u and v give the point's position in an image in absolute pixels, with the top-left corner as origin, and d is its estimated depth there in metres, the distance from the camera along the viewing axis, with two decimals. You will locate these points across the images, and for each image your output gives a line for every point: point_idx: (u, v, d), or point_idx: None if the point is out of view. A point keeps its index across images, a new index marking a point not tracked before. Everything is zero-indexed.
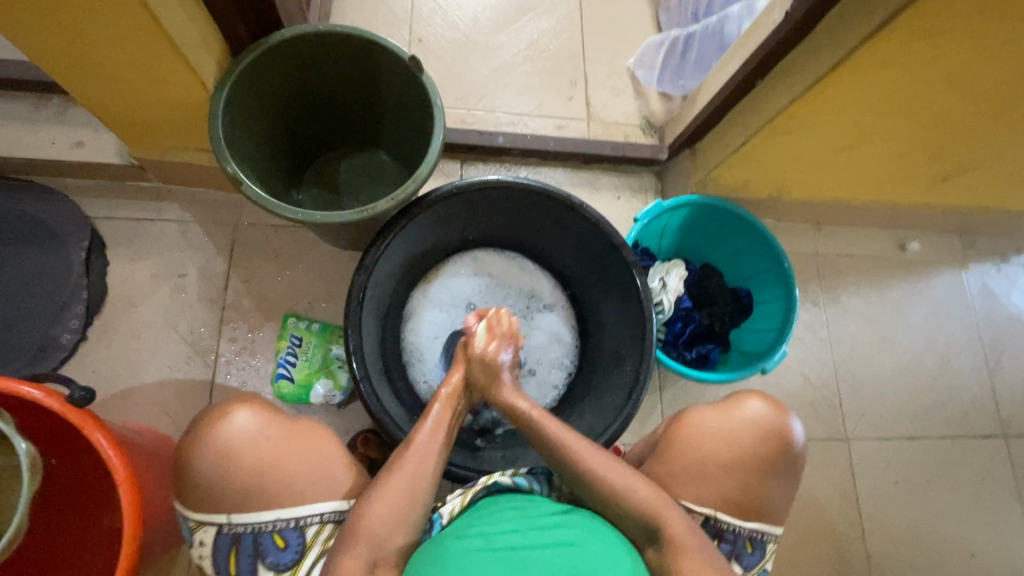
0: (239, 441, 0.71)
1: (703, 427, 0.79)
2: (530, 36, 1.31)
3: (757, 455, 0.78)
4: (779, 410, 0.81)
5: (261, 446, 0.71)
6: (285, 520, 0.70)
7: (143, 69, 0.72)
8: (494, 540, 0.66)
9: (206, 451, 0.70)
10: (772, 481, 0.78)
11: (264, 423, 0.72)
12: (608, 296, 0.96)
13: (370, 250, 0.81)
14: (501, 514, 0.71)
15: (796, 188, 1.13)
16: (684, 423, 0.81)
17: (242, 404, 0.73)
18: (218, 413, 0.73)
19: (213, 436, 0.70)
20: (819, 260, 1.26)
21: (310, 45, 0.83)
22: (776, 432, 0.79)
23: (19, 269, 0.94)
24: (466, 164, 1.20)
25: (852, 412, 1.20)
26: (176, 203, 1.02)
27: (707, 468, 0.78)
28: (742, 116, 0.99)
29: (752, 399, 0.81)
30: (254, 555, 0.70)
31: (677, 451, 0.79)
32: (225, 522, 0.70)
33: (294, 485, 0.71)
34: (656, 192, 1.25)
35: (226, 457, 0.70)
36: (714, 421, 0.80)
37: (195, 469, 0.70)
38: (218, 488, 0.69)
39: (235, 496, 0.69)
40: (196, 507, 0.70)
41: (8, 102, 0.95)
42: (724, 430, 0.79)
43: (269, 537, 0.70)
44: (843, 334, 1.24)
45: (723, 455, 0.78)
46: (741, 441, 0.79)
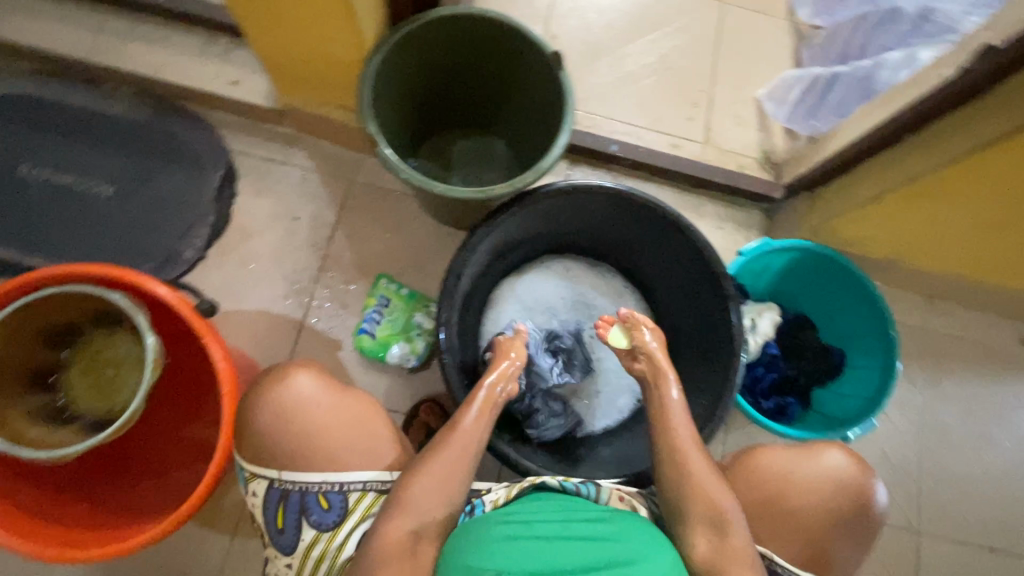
0: (297, 402, 0.75)
1: (774, 466, 0.77)
2: (663, 51, 1.30)
3: (830, 507, 0.75)
4: (862, 467, 0.77)
5: (315, 411, 0.76)
6: (329, 483, 0.74)
7: (316, 27, 0.79)
8: (536, 528, 0.67)
9: (265, 407, 0.75)
10: (840, 536, 0.76)
11: (320, 389, 0.77)
12: (695, 324, 0.94)
13: (478, 229, 0.84)
14: (544, 504, 0.71)
15: (920, 255, 1.05)
16: (754, 457, 0.79)
17: (299, 368, 0.78)
18: (279, 374, 0.77)
19: (273, 394, 0.76)
20: (926, 336, 1.17)
21: (462, 27, 0.86)
22: (855, 489, 0.76)
23: (161, 184, 1.04)
24: (573, 165, 1.21)
25: (930, 506, 1.10)
26: (304, 151, 1.10)
27: (773, 508, 0.76)
28: (877, 171, 0.94)
29: (834, 451, 0.78)
30: (300, 512, 0.73)
31: (746, 485, 0.77)
32: (277, 478, 0.75)
33: (340, 453, 0.75)
34: (760, 230, 1.21)
35: (283, 416, 0.75)
36: (787, 462, 0.78)
37: (257, 421, 0.75)
38: (271, 445, 0.75)
39: (287, 454, 0.74)
40: (251, 459, 0.75)
41: (186, 34, 1.05)
42: (798, 475, 0.77)
43: (314, 497, 0.73)
44: (937, 420, 1.14)
45: (792, 498, 0.76)
46: (813, 489, 0.76)
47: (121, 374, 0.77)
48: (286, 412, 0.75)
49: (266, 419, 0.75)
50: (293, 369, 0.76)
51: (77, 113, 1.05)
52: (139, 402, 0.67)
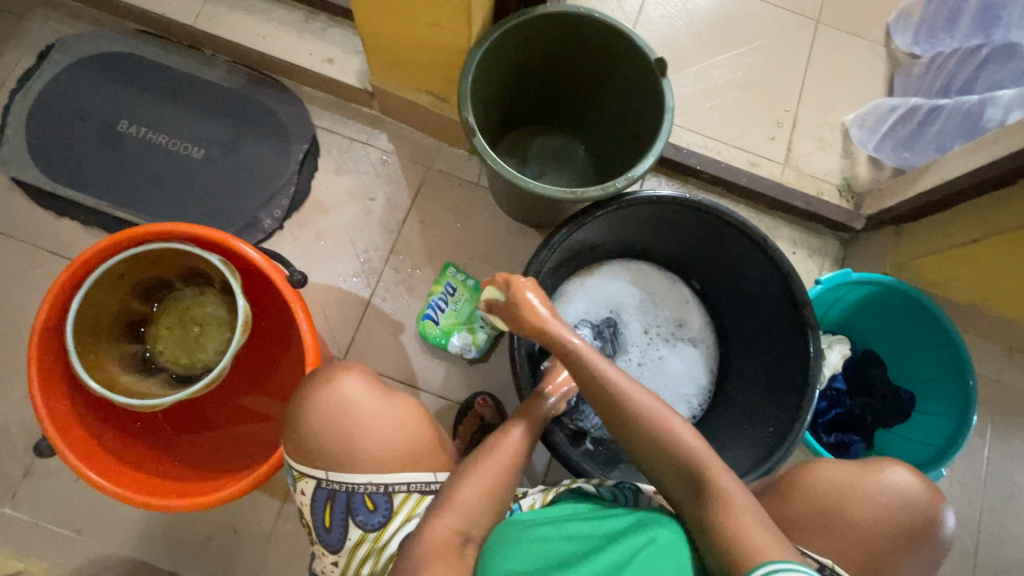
0: (347, 405, 0.74)
1: (833, 478, 0.72)
2: (750, 66, 1.27)
3: (889, 525, 0.69)
4: (928, 487, 0.71)
5: (363, 416, 0.74)
6: (374, 484, 0.73)
7: (427, 14, 0.79)
8: (568, 528, 0.66)
9: (314, 408, 0.74)
10: (903, 555, 0.69)
11: (369, 392, 0.76)
12: (765, 349, 0.92)
13: (560, 230, 0.84)
14: (576, 508, 0.71)
15: (1009, 304, 1.00)
16: (810, 469, 0.73)
17: (349, 370, 0.77)
18: (328, 374, 0.76)
19: (325, 394, 0.75)
20: (1000, 389, 1.12)
21: (565, 26, 0.86)
22: (922, 509, 0.69)
23: (249, 153, 1.07)
24: (648, 174, 1.19)
25: (986, 565, 1.05)
26: (386, 134, 1.11)
27: (831, 522, 0.70)
28: (983, 211, 0.90)
29: (897, 468, 0.72)
30: (346, 511, 0.73)
31: (801, 497, 0.72)
32: (323, 477, 0.74)
33: (387, 460, 0.73)
34: (835, 259, 1.17)
35: (332, 418, 0.74)
36: (846, 475, 0.71)
37: (305, 420, 0.74)
38: (318, 446, 0.73)
39: (334, 456, 0.73)
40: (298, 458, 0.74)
41: (287, 9, 1.08)
42: (859, 488, 0.70)
43: (360, 498, 0.72)
44: (1003, 478, 1.09)
45: (851, 512, 0.69)
46: (877, 507, 0.69)
47: (205, 333, 0.80)
48: (335, 413, 0.74)
49: (315, 420, 0.73)
50: (344, 373, 0.75)
51: (176, 76, 1.09)
52: (229, 362, 0.70)
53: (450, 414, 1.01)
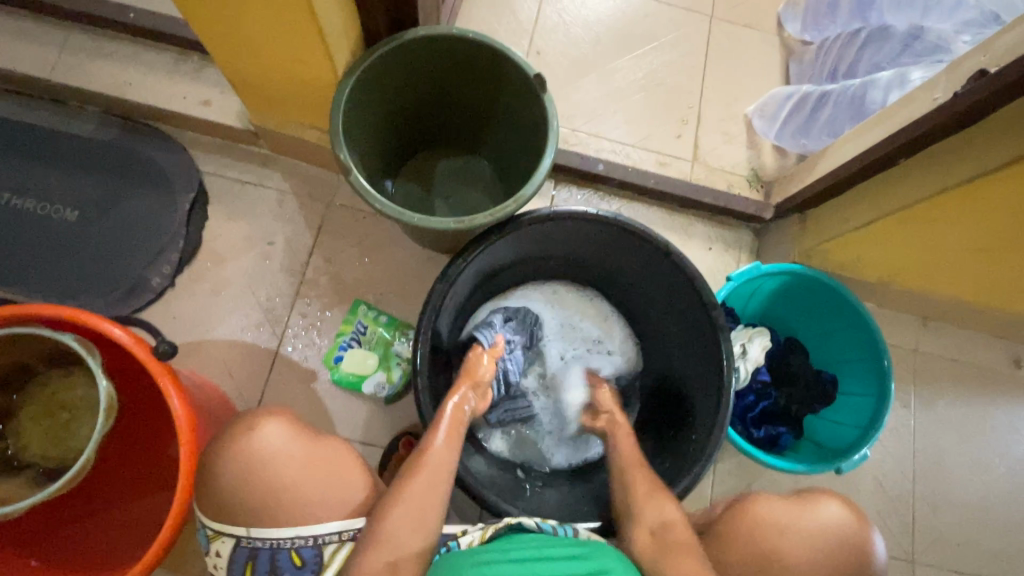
0: (264, 455, 0.69)
1: (770, 517, 0.74)
2: (650, 67, 1.27)
3: (824, 562, 0.71)
4: (861, 519, 0.73)
5: (284, 464, 0.70)
6: (302, 538, 0.68)
7: (285, 49, 0.75)
8: (514, 552, 0.63)
9: (229, 459, 0.69)
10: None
11: (289, 438, 0.71)
12: (685, 354, 0.91)
13: (457, 260, 0.80)
14: (530, 538, 0.68)
15: (913, 279, 1.03)
16: (746, 509, 0.76)
17: (269, 416, 0.72)
18: (246, 422, 0.71)
19: (240, 445, 0.70)
20: (919, 358, 1.15)
21: (440, 48, 0.83)
22: (856, 544, 0.71)
23: (129, 209, 0.99)
24: (560, 185, 1.17)
25: (925, 532, 1.08)
26: (279, 172, 1.06)
27: (768, 567, 0.72)
28: (871, 194, 0.92)
29: (829, 501, 0.74)
30: (271, 571, 0.68)
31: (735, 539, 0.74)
32: (244, 535, 0.68)
33: (311, 506, 0.69)
34: (750, 251, 1.18)
35: (249, 470, 0.69)
36: (784, 515, 0.73)
37: (221, 471, 0.69)
38: (238, 500, 0.69)
39: (254, 509, 0.68)
40: (216, 514, 0.70)
41: (155, 52, 1.01)
42: (795, 529, 0.72)
43: (286, 554, 0.67)
44: (931, 445, 1.12)
45: (787, 556, 0.71)
46: (812, 546, 0.71)
47: (74, 417, 0.73)
48: (249, 465, 0.69)
49: (232, 472, 0.69)
50: (263, 419, 0.70)
51: (39, 134, 1.00)
52: (91, 454, 0.64)
53: (375, 459, 0.97)
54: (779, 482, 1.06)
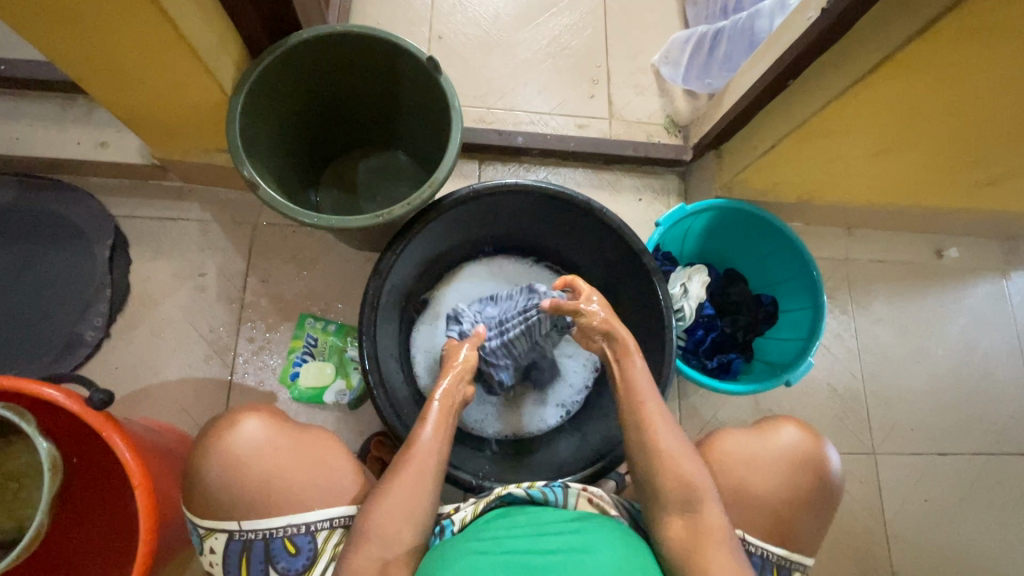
0: (249, 449, 0.69)
1: (735, 451, 0.77)
2: (553, 32, 1.26)
3: (788, 481, 0.76)
4: (816, 439, 0.79)
5: (271, 456, 0.69)
6: (295, 526, 0.67)
7: (163, 73, 0.73)
8: (505, 542, 0.63)
9: (217, 456, 0.68)
10: (803, 514, 0.75)
11: (273, 431, 0.71)
12: (627, 304, 0.94)
13: (386, 254, 0.80)
14: (517, 519, 0.68)
15: (828, 192, 1.08)
16: (714, 447, 0.78)
17: (250, 413, 0.72)
18: (226, 422, 0.71)
19: (223, 444, 0.69)
20: (849, 266, 1.22)
21: (328, 46, 0.82)
22: (813, 462, 0.77)
23: (46, 266, 0.96)
24: (484, 164, 1.18)
25: (881, 424, 1.15)
26: (197, 203, 1.03)
27: (738, 498, 0.75)
28: (772, 118, 0.95)
29: (787, 427, 0.79)
30: (266, 561, 0.67)
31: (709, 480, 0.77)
32: (236, 528, 0.67)
33: (301, 492, 0.69)
34: (679, 194, 1.22)
35: (238, 466, 0.68)
36: (747, 446, 0.78)
37: (207, 473, 0.68)
38: (227, 497, 0.68)
39: (244, 504, 0.67)
40: (206, 514, 0.68)
41: (36, 102, 0.97)
42: (758, 455, 0.77)
43: (280, 542, 0.67)
44: (874, 344, 1.19)
45: (754, 484, 0.75)
46: (775, 469, 0.76)
47: (25, 486, 0.71)
48: (234, 460, 0.68)
49: (218, 470, 0.68)
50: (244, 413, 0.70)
51: None
52: (44, 514, 0.63)
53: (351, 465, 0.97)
54: (742, 405, 1.11)
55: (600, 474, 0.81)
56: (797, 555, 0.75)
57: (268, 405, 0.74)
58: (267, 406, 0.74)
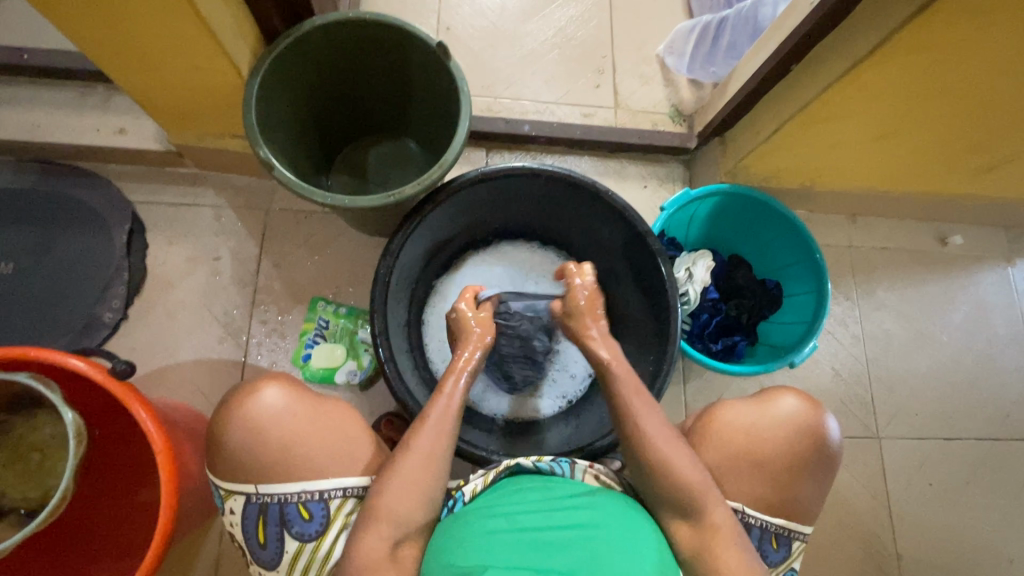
0: (268, 415, 0.71)
1: (736, 422, 0.79)
2: (559, 23, 1.28)
3: (788, 451, 0.77)
4: (815, 408, 0.80)
5: (289, 422, 0.71)
6: (309, 492, 0.69)
7: (182, 56, 0.75)
8: (517, 521, 0.64)
9: (234, 428, 0.70)
10: (802, 481, 0.77)
11: (292, 398, 0.73)
12: (632, 286, 0.95)
13: (397, 234, 0.82)
14: (526, 494, 0.68)
15: (831, 178, 1.09)
16: (716, 417, 0.80)
17: (270, 381, 0.74)
18: (247, 389, 0.73)
19: (244, 409, 0.71)
20: (853, 253, 1.23)
21: (340, 32, 0.84)
22: (812, 429, 0.78)
23: (66, 250, 0.99)
24: (491, 153, 1.20)
25: (885, 409, 1.16)
26: (211, 189, 1.06)
27: (739, 468, 0.77)
28: (775, 103, 0.97)
29: (786, 396, 0.80)
30: (280, 524, 0.69)
31: (710, 449, 0.78)
32: (254, 491, 0.70)
33: (318, 459, 0.70)
34: (684, 182, 1.23)
35: (256, 432, 0.70)
36: (747, 417, 0.79)
37: (227, 438, 0.70)
38: (245, 461, 0.70)
39: (261, 468, 0.69)
40: (226, 476, 0.71)
41: (57, 91, 0.99)
42: (759, 424, 0.78)
43: (294, 507, 0.69)
44: (878, 330, 1.20)
45: (754, 454, 0.77)
46: (775, 437, 0.78)
47: (51, 456, 0.74)
48: (255, 425, 0.70)
49: (239, 434, 0.70)
50: (264, 382, 0.72)
51: None
52: (70, 480, 0.65)
53: None
54: (747, 389, 1.13)
55: (606, 450, 0.81)
56: (795, 522, 0.77)
57: (287, 375, 0.76)
58: (286, 375, 0.76)
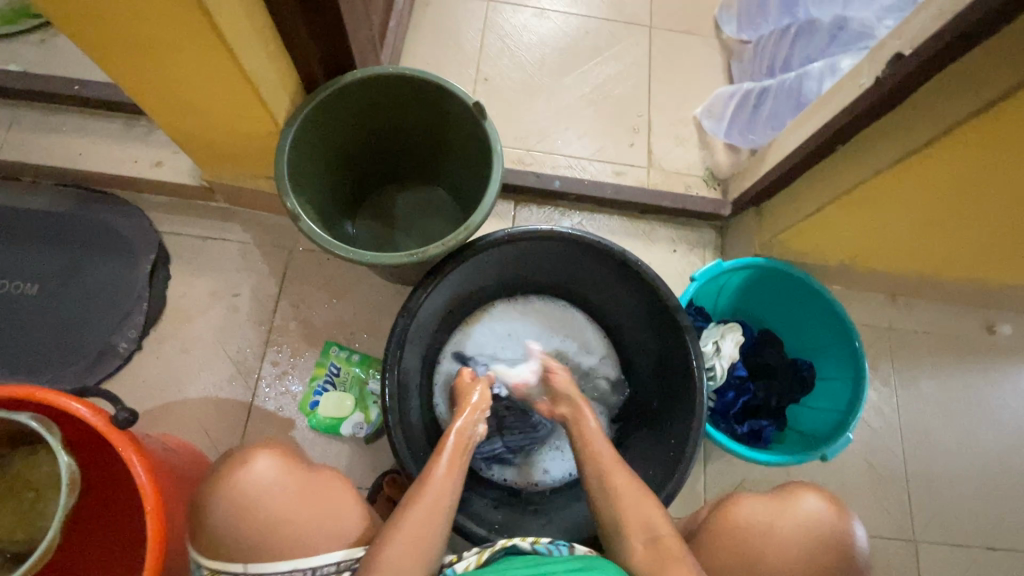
0: (257, 489, 0.67)
1: (750, 518, 0.74)
2: (597, 80, 1.28)
3: (808, 560, 0.71)
4: (840, 509, 0.73)
5: (279, 496, 0.68)
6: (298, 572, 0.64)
7: (223, 104, 0.76)
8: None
9: (223, 496, 0.67)
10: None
11: (283, 469, 0.69)
12: (656, 359, 0.91)
13: (416, 292, 0.79)
14: (514, 562, 0.64)
15: (873, 259, 1.04)
16: (729, 514, 0.75)
17: (261, 449, 0.71)
18: (237, 457, 0.70)
19: (232, 482, 0.68)
20: (893, 335, 1.16)
21: (378, 86, 0.84)
22: (836, 537, 0.71)
23: (90, 276, 0.99)
24: (520, 205, 1.19)
25: (922, 510, 1.07)
26: (239, 225, 1.06)
27: (757, 574, 0.71)
28: (817, 181, 0.94)
29: (808, 495, 0.74)
30: None
31: (719, 547, 0.74)
32: (240, 572, 0.65)
33: (311, 536, 0.67)
34: (714, 248, 1.20)
35: (245, 505, 0.67)
36: (764, 515, 0.73)
37: (214, 513, 0.67)
38: (233, 536, 0.66)
39: (249, 545, 0.66)
40: (211, 553, 0.66)
41: (103, 121, 1.02)
42: (778, 528, 0.72)
43: None
44: (917, 421, 1.12)
45: (767, 553, 0.71)
46: (795, 544, 0.71)
47: (43, 497, 0.71)
48: (245, 499, 0.67)
49: (224, 509, 0.67)
50: (255, 451, 0.69)
51: None
52: (56, 532, 0.62)
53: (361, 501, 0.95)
54: (772, 474, 1.06)
55: None
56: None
57: (277, 440, 0.73)
58: (277, 441, 0.73)
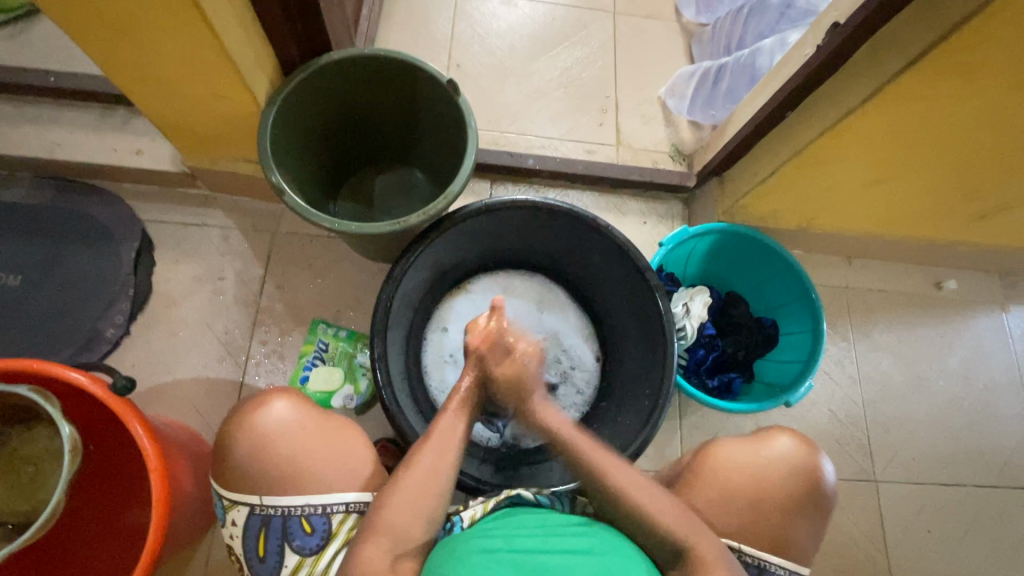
0: (274, 429, 0.72)
1: (730, 458, 0.79)
2: (565, 64, 1.33)
3: (782, 493, 0.77)
4: (810, 449, 0.80)
5: (292, 438, 0.71)
6: (313, 505, 0.70)
7: (204, 86, 0.79)
8: (513, 543, 0.63)
9: (243, 440, 0.71)
10: (797, 521, 0.77)
11: (299, 412, 0.74)
12: (631, 318, 0.96)
13: (400, 260, 0.83)
14: (522, 518, 0.68)
15: (827, 221, 1.11)
16: (711, 453, 0.80)
17: (281, 394, 0.75)
18: (258, 400, 0.74)
19: (251, 421, 0.72)
20: (850, 294, 1.24)
21: (354, 66, 0.88)
22: (806, 472, 0.78)
23: (75, 265, 1.00)
24: (496, 184, 1.24)
25: (882, 452, 1.15)
26: (221, 211, 1.08)
27: (730, 500, 0.77)
28: (771, 147, 1.00)
29: (781, 436, 0.80)
30: (282, 537, 0.69)
31: (705, 485, 0.78)
32: (257, 503, 0.70)
33: (321, 478, 0.70)
34: (682, 219, 1.26)
35: (257, 450, 0.70)
36: (743, 455, 0.79)
37: (231, 455, 0.71)
38: (243, 478, 0.70)
39: (263, 486, 0.70)
40: (229, 488, 0.71)
41: (79, 112, 1.03)
42: (753, 464, 0.78)
43: (297, 520, 0.69)
44: (875, 372, 1.20)
45: (743, 485, 0.77)
46: (769, 477, 0.77)
47: (43, 471, 0.74)
48: (263, 439, 0.71)
49: (241, 454, 0.71)
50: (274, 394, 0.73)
51: None
52: (61, 495, 0.64)
53: None
54: (743, 427, 1.12)
55: None
56: (791, 562, 0.76)
57: (294, 389, 0.77)
58: (293, 389, 0.77)
